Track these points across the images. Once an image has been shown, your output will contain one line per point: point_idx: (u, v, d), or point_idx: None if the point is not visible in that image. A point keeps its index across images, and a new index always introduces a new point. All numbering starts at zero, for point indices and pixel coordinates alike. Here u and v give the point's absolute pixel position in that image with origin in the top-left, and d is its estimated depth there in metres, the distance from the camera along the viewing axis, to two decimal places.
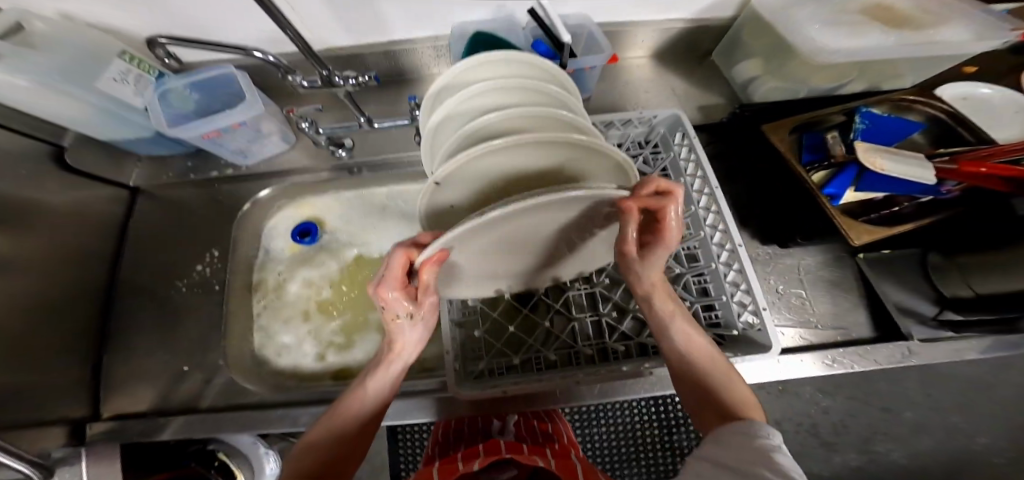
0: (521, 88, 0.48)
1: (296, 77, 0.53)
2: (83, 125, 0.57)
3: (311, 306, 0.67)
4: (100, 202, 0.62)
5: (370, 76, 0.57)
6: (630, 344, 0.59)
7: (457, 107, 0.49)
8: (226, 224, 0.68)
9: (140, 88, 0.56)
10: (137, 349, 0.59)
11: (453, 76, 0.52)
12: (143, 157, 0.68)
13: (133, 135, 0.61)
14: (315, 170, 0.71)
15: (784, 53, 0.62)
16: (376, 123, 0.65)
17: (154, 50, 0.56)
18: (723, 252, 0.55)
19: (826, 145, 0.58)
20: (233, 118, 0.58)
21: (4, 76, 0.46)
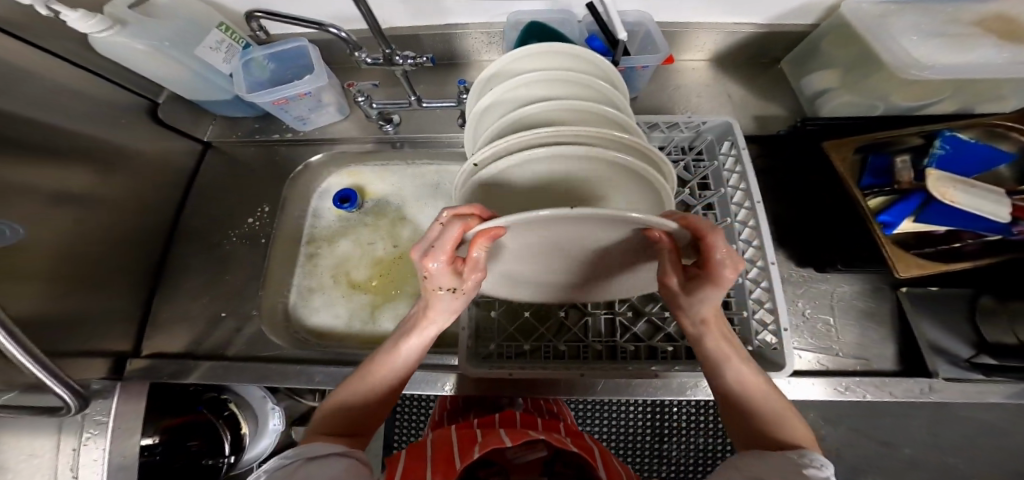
0: (569, 80, 0.49)
1: (361, 54, 0.57)
2: (177, 85, 0.64)
3: (347, 269, 0.71)
4: (175, 155, 0.69)
5: (427, 58, 0.59)
6: (640, 345, 0.61)
7: (503, 95, 0.51)
8: (278, 184, 0.74)
9: (228, 56, 0.62)
10: (184, 293, 0.66)
11: (501, 67, 0.53)
12: (217, 116, 0.75)
13: (216, 98, 0.68)
14: (364, 141, 0.76)
15: (870, 66, 0.57)
16: (425, 103, 0.67)
17: (249, 20, 0.58)
18: (752, 270, 0.55)
19: (892, 169, 0.55)
20: (299, 88, 0.64)
21: (126, 39, 0.54)
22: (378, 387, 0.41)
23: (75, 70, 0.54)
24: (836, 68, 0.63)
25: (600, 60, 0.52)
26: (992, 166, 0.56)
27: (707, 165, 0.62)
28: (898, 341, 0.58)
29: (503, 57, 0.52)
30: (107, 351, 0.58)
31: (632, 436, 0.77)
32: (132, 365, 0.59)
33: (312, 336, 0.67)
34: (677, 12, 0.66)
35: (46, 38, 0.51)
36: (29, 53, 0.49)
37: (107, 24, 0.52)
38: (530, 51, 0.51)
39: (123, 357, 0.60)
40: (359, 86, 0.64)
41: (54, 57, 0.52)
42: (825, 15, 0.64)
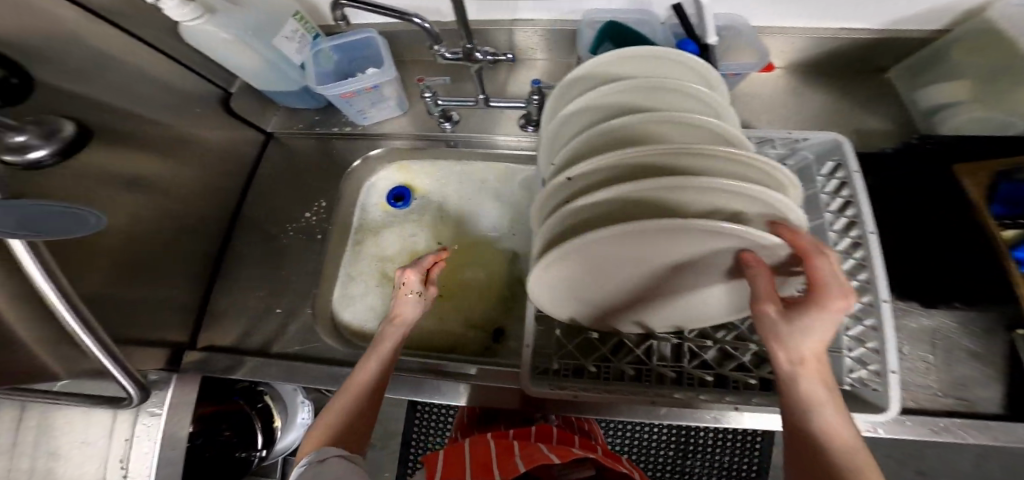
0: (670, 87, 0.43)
1: (439, 47, 0.54)
2: (250, 75, 0.65)
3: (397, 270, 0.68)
4: (239, 143, 0.69)
5: (507, 55, 0.55)
6: (707, 373, 0.55)
7: (593, 101, 0.46)
8: (335, 179, 0.72)
9: (301, 46, 0.63)
10: (240, 284, 0.65)
11: (588, 69, 0.48)
12: (280, 108, 0.75)
13: (285, 89, 0.68)
14: (420, 137, 0.73)
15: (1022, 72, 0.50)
16: (493, 103, 0.63)
17: (333, 9, 0.54)
18: (853, 304, 0.48)
19: None
20: (367, 81, 0.62)
21: (213, 28, 0.55)
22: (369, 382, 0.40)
23: (154, 55, 0.55)
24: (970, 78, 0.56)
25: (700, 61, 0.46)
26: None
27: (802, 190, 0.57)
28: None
29: (592, 58, 0.47)
30: (167, 339, 0.57)
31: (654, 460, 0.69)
32: (188, 357, 0.59)
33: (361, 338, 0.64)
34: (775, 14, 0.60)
35: (134, 23, 0.52)
36: (118, 37, 0.50)
37: (199, 13, 0.52)
38: (622, 54, 0.46)
39: (180, 348, 0.59)
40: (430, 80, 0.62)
41: (135, 39, 0.53)
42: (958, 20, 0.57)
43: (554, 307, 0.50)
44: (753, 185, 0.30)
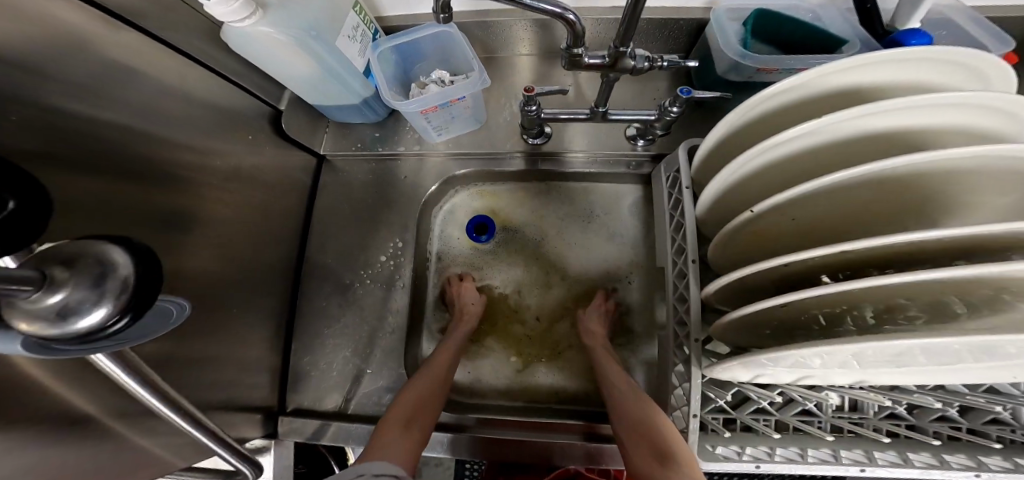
0: (962, 108, 0.29)
1: (582, 52, 0.41)
2: (304, 86, 0.54)
3: (523, 314, 0.67)
4: (297, 169, 0.62)
5: (662, 61, 0.44)
6: (901, 425, 0.46)
7: (820, 136, 0.33)
8: (409, 210, 0.65)
9: (363, 47, 0.52)
10: (318, 333, 0.61)
11: (804, 82, 0.33)
12: (331, 121, 0.66)
13: (342, 101, 0.58)
14: (500, 155, 0.66)
15: None
16: (615, 118, 0.54)
17: None
18: None
19: None
20: (455, 94, 0.52)
21: (268, 30, 0.43)
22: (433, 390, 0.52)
23: (203, 75, 0.45)
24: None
25: (998, 58, 0.29)
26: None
27: None
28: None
29: (819, 68, 0.32)
30: (257, 404, 0.54)
31: None
32: (281, 423, 0.56)
33: (457, 393, 0.62)
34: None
35: (157, 21, 0.39)
36: (146, 46, 0.38)
37: (249, 10, 0.40)
38: (871, 59, 0.31)
39: (271, 413, 0.56)
40: (541, 92, 0.50)
41: (181, 55, 0.42)
42: None
43: (739, 377, 0.45)
44: None
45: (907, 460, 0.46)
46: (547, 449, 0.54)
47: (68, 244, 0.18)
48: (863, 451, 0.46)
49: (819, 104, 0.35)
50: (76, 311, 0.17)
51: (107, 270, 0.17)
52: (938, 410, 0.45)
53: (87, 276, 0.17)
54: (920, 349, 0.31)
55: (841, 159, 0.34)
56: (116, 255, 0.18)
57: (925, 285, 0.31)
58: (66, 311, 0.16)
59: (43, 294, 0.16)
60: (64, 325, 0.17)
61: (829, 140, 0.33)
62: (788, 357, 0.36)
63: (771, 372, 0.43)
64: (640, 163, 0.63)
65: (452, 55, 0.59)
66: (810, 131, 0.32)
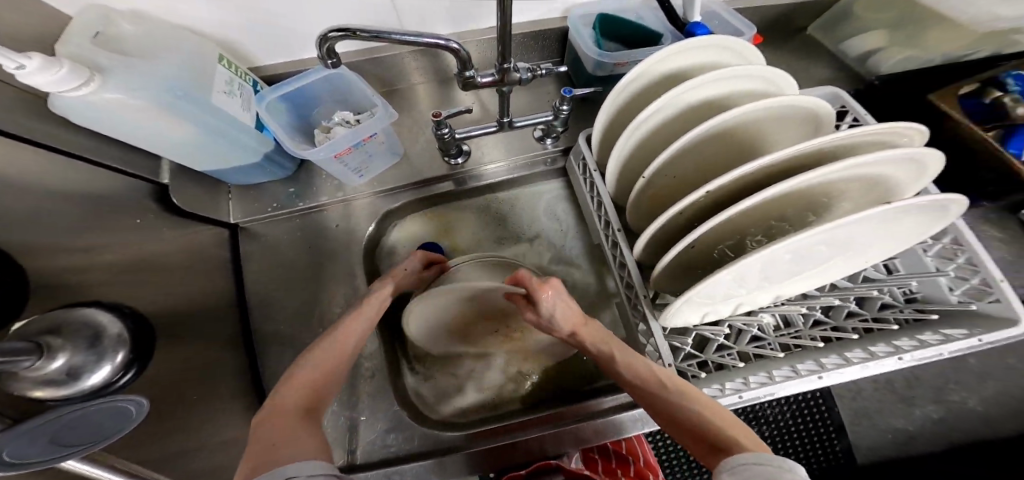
0: (740, 75, 0.40)
1: (472, 73, 0.45)
2: (185, 152, 0.51)
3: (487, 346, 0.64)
4: (213, 240, 0.58)
5: (542, 68, 0.50)
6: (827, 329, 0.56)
7: (665, 109, 0.42)
8: (352, 252, 0.65)
9: (244, 100, 0.52)
10: None
11: (636, 75, 0.44)
12: (232, 188, 0.63)
13: (241, 164, 0.57)
14: (425, 182, 0.69)
15: (916, 21, 0.65)
16: (520, 124, 0.59)
17: (321, 45, 0.41)
18: (935, 247, 0.52)
19: (994, 107, 0.60)
20: (365, 132, 0.53)
21: (115, 96, 0.40)
22: (324, 374, 0.43)
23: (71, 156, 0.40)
24: (882, 27, 0.69)
25: (739, 39, 0.43)
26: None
27: None
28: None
29: (642, 62, 0.42)
30: None
31: None
32: None
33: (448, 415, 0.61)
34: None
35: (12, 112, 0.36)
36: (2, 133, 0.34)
37: (82, 77, 0.37)
38: (671, 48, 0.42)
39: None
40: (449, 114, 0.53)
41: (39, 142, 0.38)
42: None
43: (690, 322, 0.52)
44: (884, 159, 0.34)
45: (849, 359, 0.50)
46: (563, 435, 0.57)
47: (43, 318, 0.32)
48: (812, 360, 0.51)
49: (656, 86, 0.46)
50: (82, 369, 0.33)
51: (101, 332, 0.35)
52: (844, 308, 0.55)
53: (82, 343, 0.33)
54: (793, 255, 0.41)
55: (689, 123, 0.44)
56: (98, 320, 0.35)
57: (786, 204, 0.39)
58: (78, 369, 0.33)
59: (60, 361, 0.31)
60: (80, 378, 0.33)
61: (671, 111, 0.42)
62: (710, 290, 0.44)
63: (710, 312, 0.51)
64: (554, 159, 0.70)
65: (349, 95, 0.60)
66: (655, 110, 0.41)
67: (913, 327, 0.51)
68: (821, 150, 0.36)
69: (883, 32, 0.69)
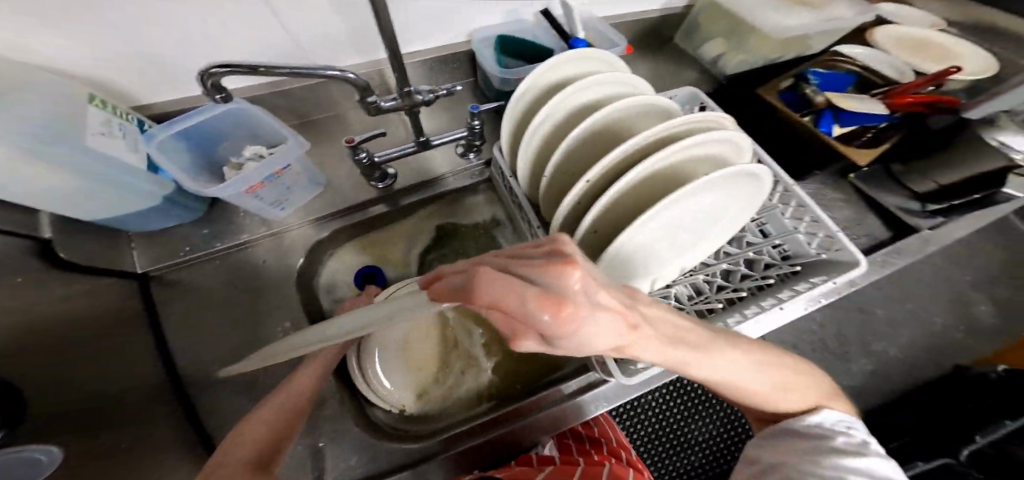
0: (603, 81, 0.50)
1: (373, 98, 0.48)
2: (63, 200, 0.46)
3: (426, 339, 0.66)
4: (122, 289, 0.54)
5: (446, 88, 0.53)
6: (728, 292, 0.64)
7: (548, 116, 0.49)
8: (285, 286, 0.63)
9: (129, 142, 0.50)
10: None
11: (523, 91, 0.52)
12: (133, 237, 0.59)
13: (134, 207, 0.54)
14: (355, 208, 0.69)
15: (742, 31, 0.84)
16: (436, 142, 0.63)
17: (203, 83, 0.43)
18: (788, 211, 0.63)
19: (805, 97, 0.77)
20: (275, 163, 0.53)
21: None
22: (284, 419, 0.42)
23: None
24: (720, 36, 0.89)
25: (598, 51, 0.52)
26: (846, 85, 0.80)
27: None
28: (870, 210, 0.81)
29: (523, 81, 0.51)
30: None
31: None
32: None
33: (415, 428, 0.61)
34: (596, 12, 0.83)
35: None
36: None
37: None
38: (545, 66, 0.51)
39: None
40: (362, 139, 0.55)
41: None
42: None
43: None
44: (710, 137, 0.43)
45: (745, 314, 0.58)
46: (530, 424, 0.58)
47: None
48: (724, 321, 0.58)
49: (544, 96, 0.53)
50: None
51: None
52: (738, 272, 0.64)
53: None
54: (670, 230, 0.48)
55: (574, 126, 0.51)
56: None
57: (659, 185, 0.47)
58: None
59: None
60: None
61: (555, 117, 0.49)
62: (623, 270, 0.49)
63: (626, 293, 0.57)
64: (479, 171, 0.74)
65: (256, 130, 0.59)
66: (544, 118, 0.49)
67: (787, 281, 0.61)
68: (667, 137, 0.44)
69: (721, 40, 0.89)
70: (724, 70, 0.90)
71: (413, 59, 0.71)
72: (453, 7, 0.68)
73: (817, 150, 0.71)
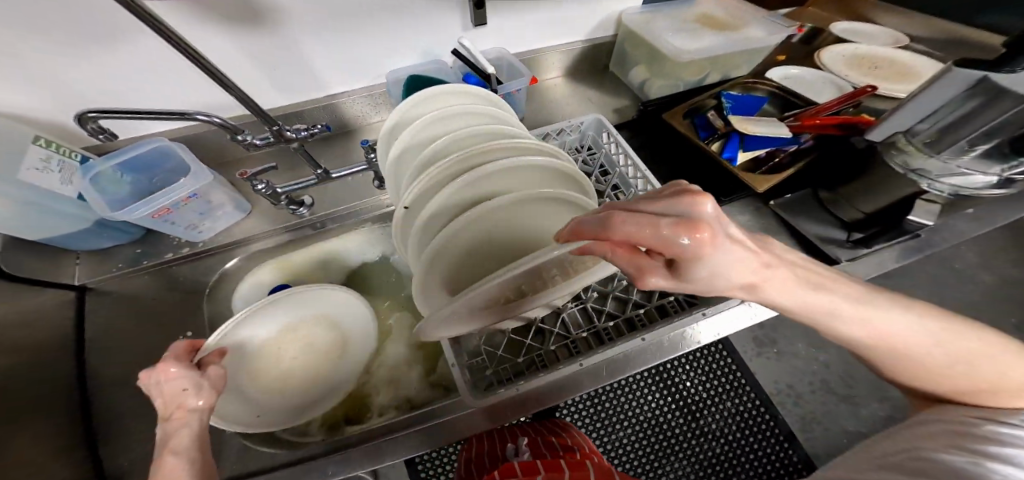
0: (460, 112, 0.58)
1: (246, 136, 0.59)
2: (13, 225, 0.59)
3: (308, 332, 0.66)
4: (53, 299, 0.63)
5: (319, 126, 0.65)
6: (618, 320, 0.66)
7: (408, 142, 0.58)
8: (195, 302, 0.72)
9: (65, 176, 0.61)
10: (120, 443, 0.58)
11: (400, 115, 0.61)
12: (82, 254, 0.71)
13: (75, 230, 0.65)
14: (279, 231, 0.77)
15: (659, 58, 0.87)
16: (335, 174, 0.70)
17: (84, 125, 0.52)
18: None
19: (710, 122, 0.81)
20: (180, 191, 0.63)
21: None
22: None
23: None
24: (643, 63, 0.92)
25: (469, 85, 0.62)
26: (757, 107, 0.82)
27: (614, 175, 0.76)
28: (792, 238, 0.79)
29: (400, 106, 0.60)
30: None
31: (666, 424, 0.84)
32: None
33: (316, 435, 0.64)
34: (512, 50, 0.90)
35: None
36: None
37: None
38: (418, 98, 0.61)
39: None
40: (254, 172, 0.63)
41: None
42: (616, 28, 0.95)
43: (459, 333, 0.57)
44: (522, 161, 0.49)
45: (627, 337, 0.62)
46: (436, 430, 0.58)
47: None
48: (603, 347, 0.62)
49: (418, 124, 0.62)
50: None
51: None
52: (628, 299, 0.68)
53: None
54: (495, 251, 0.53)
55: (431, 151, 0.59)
56: None
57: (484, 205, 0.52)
58: None
59: None
60: None
61: (414, 143, 0.58)
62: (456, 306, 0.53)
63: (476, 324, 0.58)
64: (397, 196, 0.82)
65: (180, 165, 0.70)
66: (405, 144, 0.58)
67: (671, 311, 0.66)
68: (487, 159, 0.51)
69: (644, 66, 0.92)
70: (648, 94, 0.93)
71: (340, 98, 0.82)
72: (369, 54, 0.77)
73: (722, 176, 0.74)
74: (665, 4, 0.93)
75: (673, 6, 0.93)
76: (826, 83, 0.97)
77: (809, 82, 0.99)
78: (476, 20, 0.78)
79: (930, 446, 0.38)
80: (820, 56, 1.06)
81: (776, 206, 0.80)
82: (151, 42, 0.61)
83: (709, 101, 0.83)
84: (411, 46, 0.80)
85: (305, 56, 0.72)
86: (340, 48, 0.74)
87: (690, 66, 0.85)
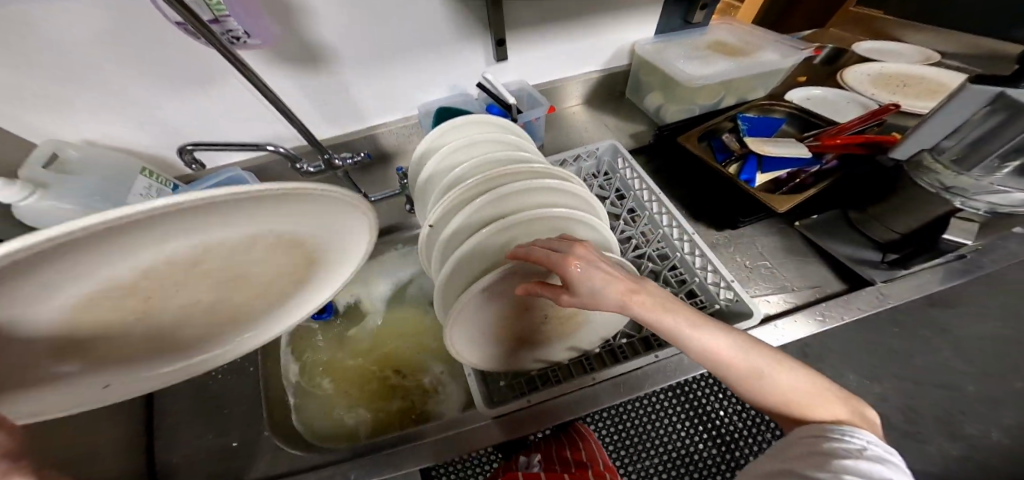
0: (482, 139, 0.64)
1: (302, 164, 0.67)
2: None
3: (235, 266, 0.40)
4: None
5: (362, 155, 0.72)
6: (632, 339, 0.67)
7: (435, 167, 0.64)
8: None
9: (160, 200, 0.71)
10: (170, 440, 0.63)
11: (428, 142, 0.67)
12: None
13: None
14: None
15: (672, 85, 0.91)
16: (372, 197, 0.77)
17: (180, 156, 0.63)
18: (699, 261, 0.67)
19: (726, 144, 0.83)
20: None
21: (52, 201, 0.60)
22: None
23: None
24: (658, 89, 0.96)
25: (490, 118, 0.68)
26: (775, 128, 0.83)
27: (630, 198, 0.79)
28: (821, 259, 0.77)
29: (429, 134, 0.67)
30: None
31: None
32: None
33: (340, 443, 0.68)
34: (534, 81, 0.96)
35: None
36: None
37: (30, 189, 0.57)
38: (446, 127, 0.67)
39: None
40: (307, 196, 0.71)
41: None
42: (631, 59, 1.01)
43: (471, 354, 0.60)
44: (534, 184, 0.53)
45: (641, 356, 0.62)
46: (452, 439, 0.59)
47: None
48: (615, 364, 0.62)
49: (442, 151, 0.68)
50: None
51: None
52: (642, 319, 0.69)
53: None
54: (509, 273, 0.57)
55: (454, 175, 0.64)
56: None
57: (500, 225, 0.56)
58: None
59: None
60: None
61: (439, 168, 0.64)
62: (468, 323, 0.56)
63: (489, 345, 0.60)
64: None
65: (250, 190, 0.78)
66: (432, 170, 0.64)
67: None
68: (503, 183, 0.56)
69: (659, 92, 0.95)
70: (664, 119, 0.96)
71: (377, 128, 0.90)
72: (403, 90, 0.86)
73: (740, 197, 0.75)
74: (676, 34, 0.98)
75: (684, 37, 0.98)
76: (850, 102, 0.96)
77: (832, 102, 0.98)
78: (499, 56, 0.86)
79: (796, 467, 0.37)
80: (843, 76, 1.06)
81: (802, 227, 0.79)
82: (224, 86, 0.72)
83: (724, 124, 0.85)
84: (441, 81, 0.88)
85: (349, 93, 0.82)
86: (378, 85, 0.83)
87: (704, 91, 0.88)
